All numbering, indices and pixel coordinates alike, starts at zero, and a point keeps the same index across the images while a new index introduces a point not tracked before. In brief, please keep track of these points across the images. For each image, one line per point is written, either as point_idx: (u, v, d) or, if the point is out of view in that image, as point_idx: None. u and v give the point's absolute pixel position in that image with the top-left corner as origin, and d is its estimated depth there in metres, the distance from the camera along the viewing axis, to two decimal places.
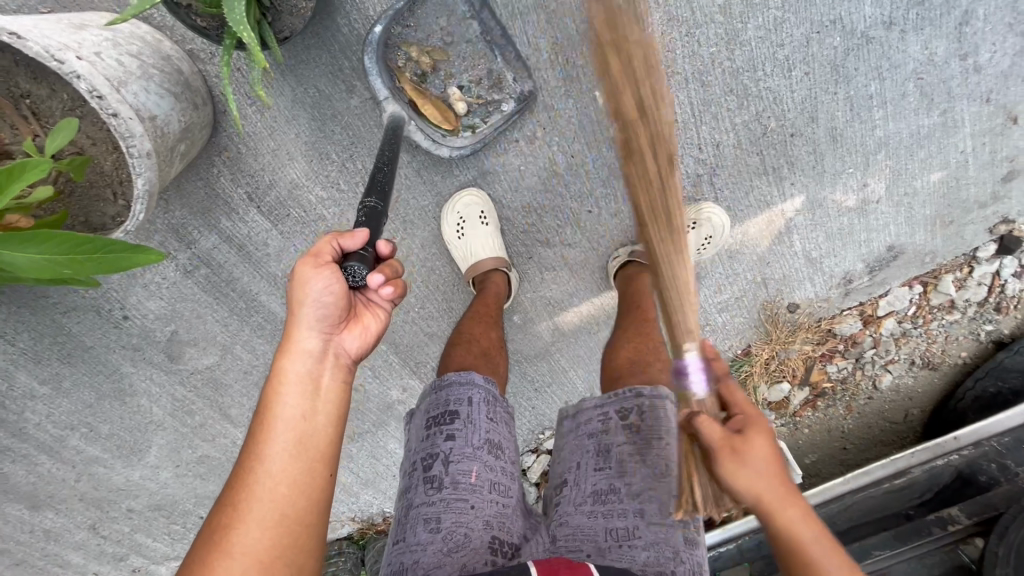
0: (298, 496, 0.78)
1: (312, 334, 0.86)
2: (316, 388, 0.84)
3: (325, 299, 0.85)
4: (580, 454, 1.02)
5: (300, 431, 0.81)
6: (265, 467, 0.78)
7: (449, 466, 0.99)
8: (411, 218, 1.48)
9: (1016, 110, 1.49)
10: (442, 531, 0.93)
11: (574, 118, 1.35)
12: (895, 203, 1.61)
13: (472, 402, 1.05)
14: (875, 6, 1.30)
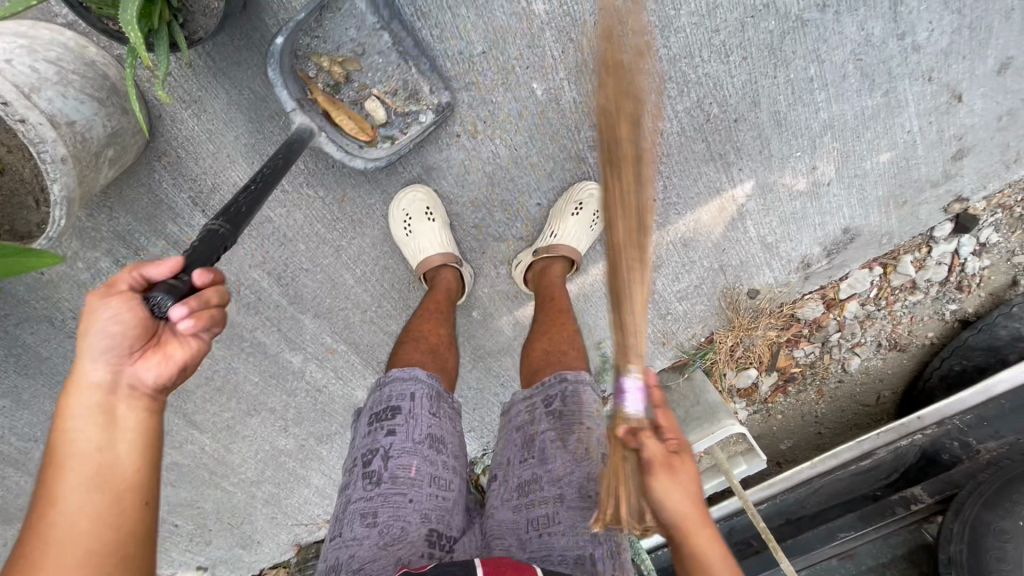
0: (103, 529, 0.70)
1: (97, 365, 0.77)
2: (111, 417, 0.76)
3: (113, 329, 0.77)
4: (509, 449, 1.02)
5: (94, 464, 0.72)
6: (50, 524, 0.68)
7: (389, 461, 0.94)
8: (360, 216, 1.48)
9: (959, 88, 1.49)
10: (378, 527, 0.89)
11: (513, 111, 1.35)
12: (847, 186, 1.62)
13: (415, 397, 1.01)
14: None
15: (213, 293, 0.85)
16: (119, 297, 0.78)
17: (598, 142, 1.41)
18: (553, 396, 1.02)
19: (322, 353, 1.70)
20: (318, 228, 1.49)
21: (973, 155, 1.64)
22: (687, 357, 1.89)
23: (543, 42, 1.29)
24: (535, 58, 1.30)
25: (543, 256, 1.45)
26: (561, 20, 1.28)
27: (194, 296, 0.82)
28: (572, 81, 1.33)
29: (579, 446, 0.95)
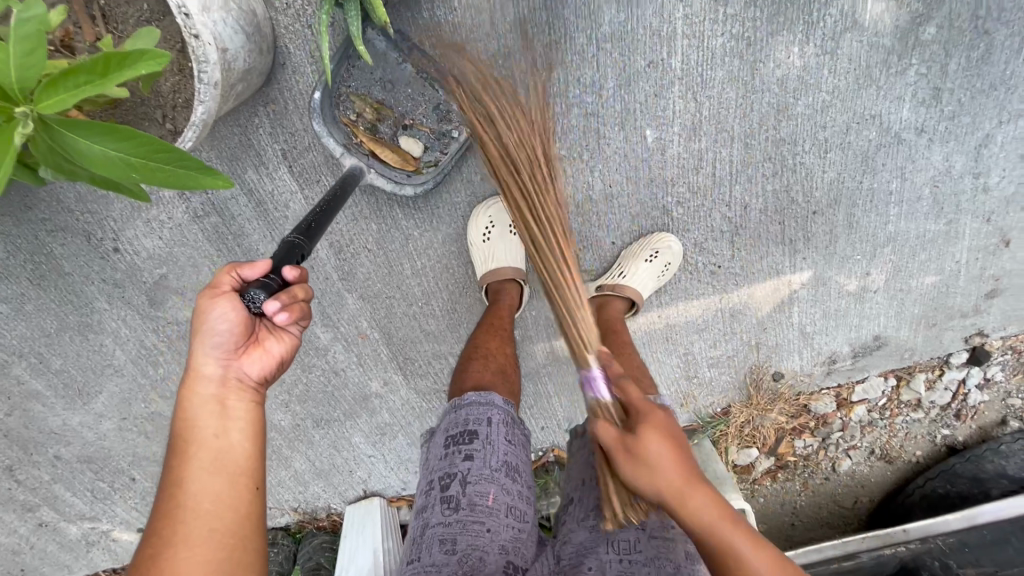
0: (225, 509, 0.78)
1: (210, 362, 0.86)
2: (223, 407, 0.85)
3: (223, 327, 0.85)
4: (587, 474, 1.02)
5: (213, 447, 0.82)
6: (184, 491, 0.78)
7: (467, 487, 0.94)
8: (439, 211, 1.47)
9: (1010, 234, 1.61)
10: (458, 554, 0.89)
11: (619, 150, 1.38)
12: (890, 297, 1.70)
13: (491, 423, 1.01)
14: (912, 111, 1.37)
15: (299, 289, 0.87)
16: (223, 297, 0.84)
17: (686, 200, 1.45)
18: None
19: (352, 336, 1.65)
20: (395, 212, 1.47)
21: (1002, 297, 1.76)
22: (698, 423, 1.87)
23: (667, 94, 1.33)
24: (655, 107, 1.34)
25: (606, 291, 1.47)
26: (690, 78, 1.32)
27: (285, 293, 0.84)
28: (681, 137, 1.37)
29: None
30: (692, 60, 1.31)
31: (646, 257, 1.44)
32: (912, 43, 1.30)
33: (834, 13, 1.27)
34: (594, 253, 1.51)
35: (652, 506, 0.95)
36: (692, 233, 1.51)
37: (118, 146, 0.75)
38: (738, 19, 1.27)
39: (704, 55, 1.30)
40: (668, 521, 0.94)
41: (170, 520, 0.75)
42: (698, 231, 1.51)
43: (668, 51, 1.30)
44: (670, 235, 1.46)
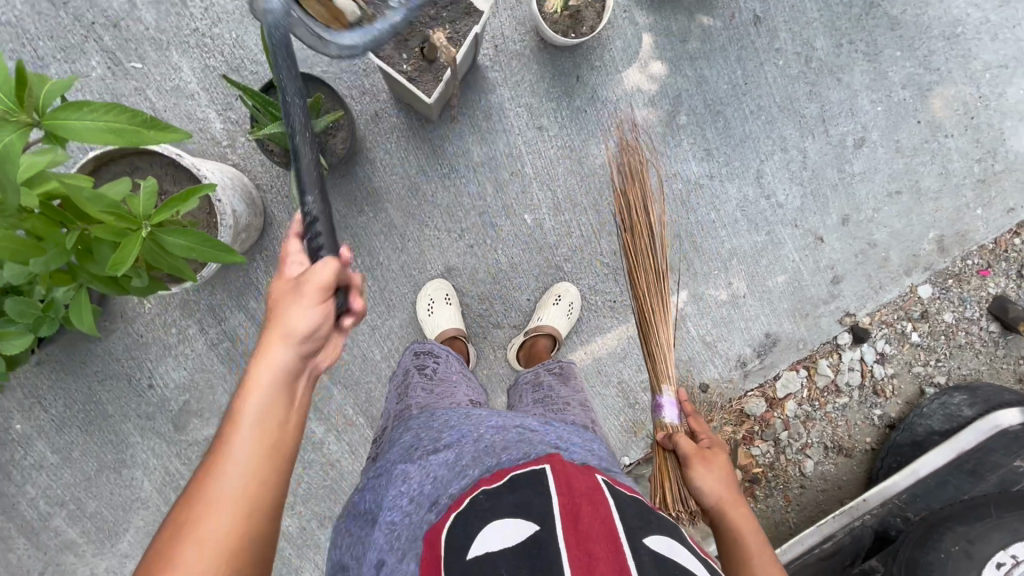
0: (267, 483, 0.84)
1: (288, 354, 0.93)
2: (249, 384, 0.90)
3: (307, 331, 0.95)
4: (520, 391, 1.68)
5: (270, 438, 0.87)
6: (232, 457, 0.84)
7: (438, 368, 1.63)
8: (394, 304, 1.95)
9: (818, 231, 2.16)
10: (434, 393, 1.53)
11: (512, 232, 1.95)
12: (758, 298, 2.17)
13: (446, 353, 1.71)
14: (699, 166, 2.00)
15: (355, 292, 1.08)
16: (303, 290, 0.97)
17: (570, 257, 1.99)
18: (553, 366, 1.71)
19: (342, 425, 1.99)
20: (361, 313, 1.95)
21: (847, 281, 2.24)
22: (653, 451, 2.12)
23: (531, 190, 1.93)
24: (527, 199, 1.93)
25: (531, 334, 1.89)
26: (542, 175, 1.93)
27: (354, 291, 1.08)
28: (552, 214, 1.96)
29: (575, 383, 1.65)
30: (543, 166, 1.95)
31: (553, 301, 1.92)
32: (676, 125, 1.96)
33: (618, 120, 1.92)
34: (515, 310, 1.98)
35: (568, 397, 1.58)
36: (585, 280, 2.01)
37: (186, 241, 1.08)
38: (560, 137, 1.90)
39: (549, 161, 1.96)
40: (586, 404, 1.58)
41: (202, 482, 0.81)
42: (588, 278, 2.01)
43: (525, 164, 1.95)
44: (564, 282, 1.96)
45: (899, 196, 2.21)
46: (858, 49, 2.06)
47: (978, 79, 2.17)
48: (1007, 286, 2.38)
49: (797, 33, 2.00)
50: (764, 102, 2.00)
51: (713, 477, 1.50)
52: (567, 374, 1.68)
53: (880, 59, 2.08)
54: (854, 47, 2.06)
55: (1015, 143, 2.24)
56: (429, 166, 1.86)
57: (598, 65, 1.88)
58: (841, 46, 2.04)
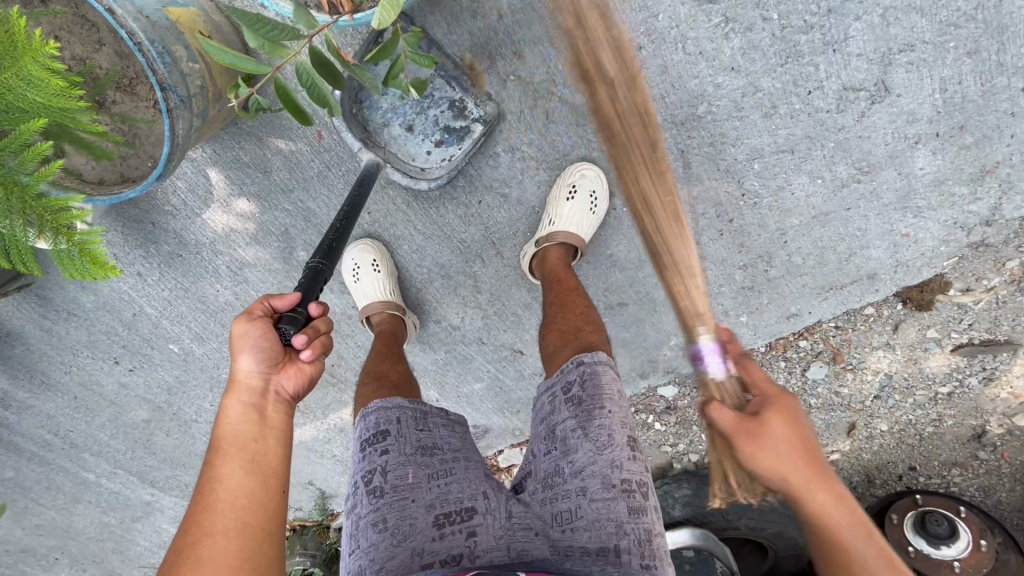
0: (249, 496, 1.02)
1: (251, 373, 1.11)
2: (262, 416, 1.11)
3: (264, 344, 1.11)
4: (542, 455, 1.26)
5: (251, 450, 1.06)
6: (221, 484, 1.01)
7: (571, 410, 1.24)
8: (90, 405, 2.07)
9: (516, 345, 1.80)
10: (389, 528, 1.17)
11: (162, 359, 1.87)
12: (454, 402, 1.95)
13: (400, 420, 1.31)
14: (340, 296, 1.72)
15: (321, 323, 1.18)
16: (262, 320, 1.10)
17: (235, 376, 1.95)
18: (572, 381, 1.27)
19: (103, 476, 2.36)
20: (65, 410, 2.11)
21: None
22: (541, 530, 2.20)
23: (161, 326, 1.78)
24: (162, 334, 1.80)
25: (542, 243, 1.50)
26: (168, 314, 1.74)
27: (308, 325, 1.15)
28: (194, 346, 1.82)
29: (599, 436, 1.19)
30: (160, 303, 1.72)
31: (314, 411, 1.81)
32: (293, 254, 1.58)
33: (223, 263, 1.61)
34: (196, 416, 2.04)
35: (596, 469, 1.18)
36: None
37: None
38: (165, 280, 1.66)
39: (168, 298, 1.71)
40: (611, 482, 1.17)
41: (202, 515, 0.97)
42: None
43: (141, 302, 1.72)
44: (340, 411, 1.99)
45: (624, 309, 1.76)
46: (530, 157, 1.49)
47: (739, 172, 1.46)
48: (784, 383, 1.98)
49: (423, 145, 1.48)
50: (403, 229, 1.60)
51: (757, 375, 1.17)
52: (589, 403, 1.22)
53: (568, 161, 1.48)
54: (523, 154, 1.47)
55: (797, 245, 1.60)
56: (47, 311, 1.76)
57: (170, 207, 1.52)
58: (500, 152, 1.48)
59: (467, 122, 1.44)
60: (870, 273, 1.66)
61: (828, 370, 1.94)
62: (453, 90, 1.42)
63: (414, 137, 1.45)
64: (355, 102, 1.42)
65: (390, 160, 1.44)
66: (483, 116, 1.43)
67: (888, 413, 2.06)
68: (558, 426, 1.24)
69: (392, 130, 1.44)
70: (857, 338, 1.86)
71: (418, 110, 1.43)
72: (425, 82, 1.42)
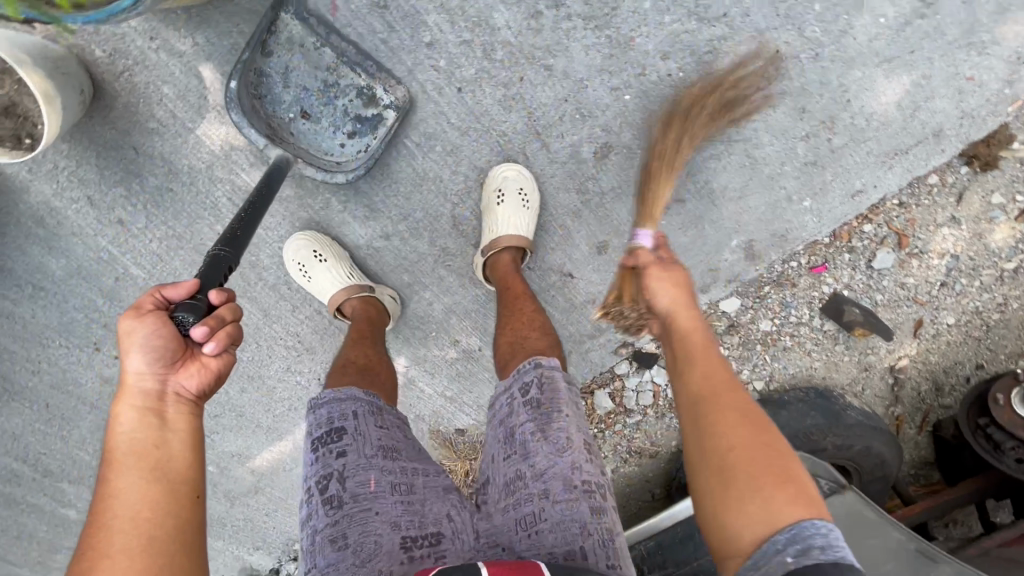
0: (155, 508, 0.86)
1: (146, 375, 0.94)
2: (161, 419, 0.94)
3: (153, 342, 0.93)
4: (492, 449, 1.18)
5: (152, 459, 0.90)
6: (118, 500, 0.86)
7: (529, 418, 1.14)
8: (66, 414, 1.73)
9: (565, 266, 1.63)
10: (351, 546, 1.06)
11: None
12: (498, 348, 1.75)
13: (357, 415, 1.20)
14: (365, 227, 1.49)
15: (225, 311, 0.99)
16: (147, 316, 0.93)
17: (246, 347, 1.68)
18: (530, 386, 1.17)
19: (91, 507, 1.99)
20: (37, 426, 1.76)
21: None
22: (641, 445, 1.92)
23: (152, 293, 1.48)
24: None
25: (490, 253, 1.47)
26: (158, 275, 1.45)
27: (210, 316, 0.97)
28: None
29: (557, 437, 1.10)
30: (147, 264, 1.44)
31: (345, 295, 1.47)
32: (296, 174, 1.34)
33: (223, 193, 1.36)
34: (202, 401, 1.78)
35: (556, 471, 1.08)
36: (275, 365, 1.72)
37: None
38: (153, 225, 1.40)
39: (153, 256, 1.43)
40: (573, 482, 1.07)
41: (101, 532, 0.83)
42: (277, 362, 1.72)
43: (121, 266, 1.44)
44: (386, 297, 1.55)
45: (681, 206, 1.61)
46: (572, 15, 1.31)
47: (800, 16, 1.36)
48: (849, 280, 1.85)
49: (427, 42, 1.33)
50: (433, 127, 1.39)
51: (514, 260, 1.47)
52: (547, 410, 1.14)
53: (616, 22, 1.32)
54: (569, 11, 1.31)
55: (862, 104, 1.49)
56: (6, 289, 1.46)
57: (155, 126, 1.29)
58: (541, 12, 1.31)
59: (378, 109, 1.36)
60: (935, 129, 1.55)
61: (895, 257, 1.82)
62: (361, 77, 1.35)
63: (324, 129, 1.37)
64: (254, 95, 1.31)
65: (302, 156, 1.34)
66: (394, 101, 1.36)
67: (957, 302, 1.93)
68: (517, 428, 1.14)
69: (300, 125, 1.35)
70: (921, 214, 1.76)
71: (325, 100, 1.36)
72: (330, 67, 1.34)
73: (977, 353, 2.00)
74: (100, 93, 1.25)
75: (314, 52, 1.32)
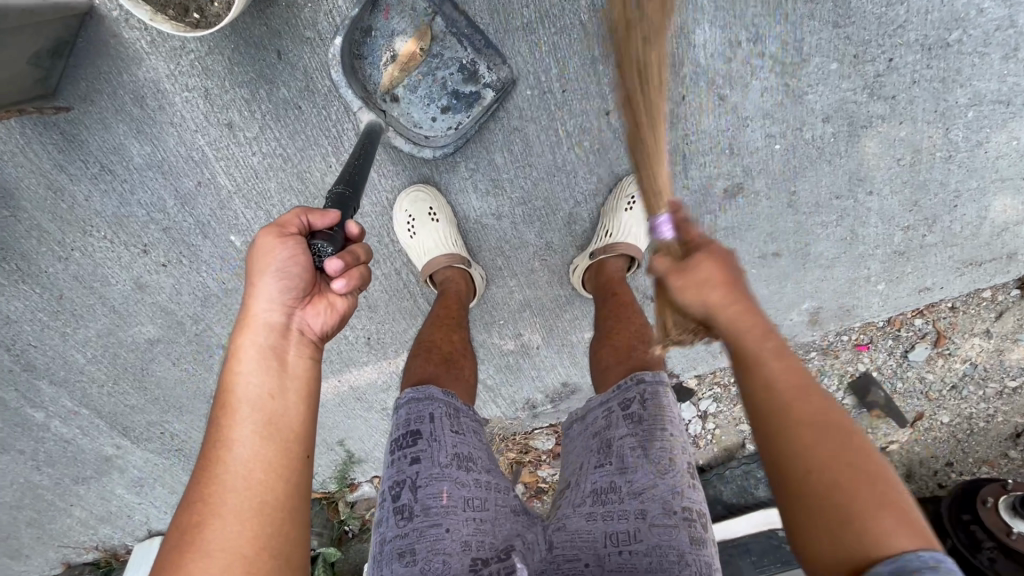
0: (269, 465, 0.76)
1: (272, 306, 0.83)
2: (282, 362, 0.82)
3: (291, 270, 0.84)
4: (584, 456, 1.06)
5: (267, 409, 0.79)
6: (232, 451, 0.75)
7: (629, 426, 1.03)
8: (79, 310, 1.53)
9: (650, 289, 1.66)
10: (419, 564, 0.88)
11: (217, 255, 1.42)
12: (555, 351, 1.71)
13: (434, 419, 1.01)
14: (481, 200, 1.44)
15: (359, 249, 0.90)
16: (290, 239, 0.84)
17: None
18: (632, 398, 1.05)
19: (65, 413, 1.78)
20: (39, 316, 1.55)
21: (676, 343, 1.80)
22: None
23: (233, 207, 1.33)
24: (230, 217, 1.35)
25: (599, 255, 1.42)
26: (247, 190, 1.32)
27: (346, 251, 0.88)
28: None
29: (661, 456, 0.97)
30: (240, 177, 1.30)
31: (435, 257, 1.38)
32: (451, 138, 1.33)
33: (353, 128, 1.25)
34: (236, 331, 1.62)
35: (655, 491, 0.95)
36: None
37: None
38: (265, 139, 1.26)
39: (249, 171, 1.29)
40: (671, 506, 0.94)
41: (212, 485, 0.73)
42: None
43: (211, 172, 1.29)
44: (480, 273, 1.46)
45: (775, 259, 1.63)
46: (767, 55, 1.31)
47: (954, 117, 1.40)
48: (884, 365, 1.95)
49: None
50: (589, 122, 1.33)
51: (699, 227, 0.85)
52: (649, 422, 1.01)
53: (801, 72, 1.33)
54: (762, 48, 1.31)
55: (964, 212, 1.58)
56: (67, 162, 1.27)
57: (309, 36, 1.17)
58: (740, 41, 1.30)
59: (477, 87, 1.30)
60: (1011, 252, 1.66)
61: (928, 353, 1.92)
62: (465, 51, 1.29)
63: (419, 101, 1.32)
64: (356, 52, 1.26)
65: (392, 125, 1.31)
66: (494, 82, 1.29)
67: None
68: (615, 439, 1.02)
69: (395, 92, 1.31)
70: (964, 321, 1.89)
71: (425, 71, 1.31)
72: (437, 37, 1.27)
73: (951, 451, 2.00)
74: None
75: (420, 18, 1.25)
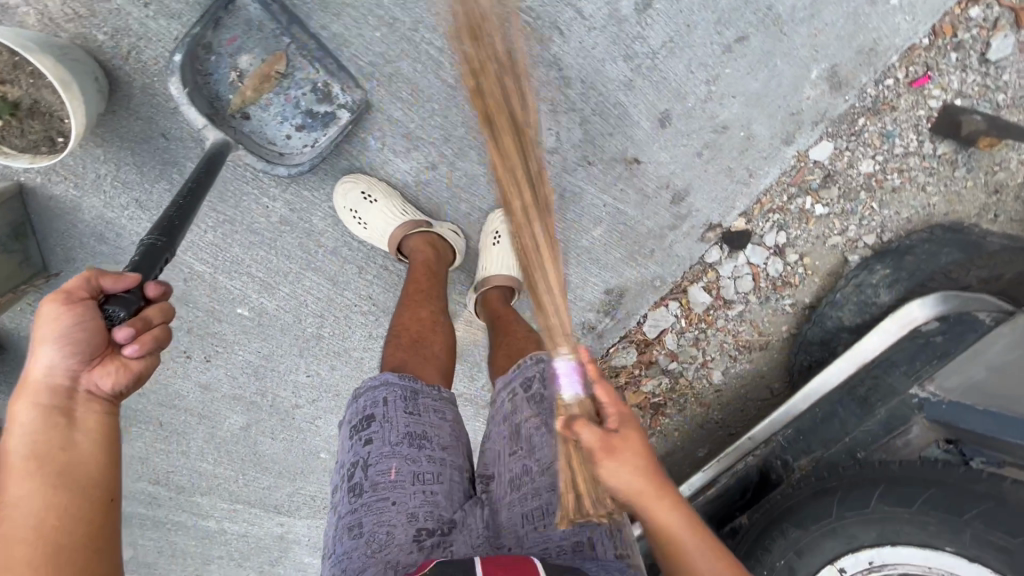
0: (58, 518, 0.84)
1: (54, 369, 0.89)
2: (69, 419, 0.90)
3: (76, 334, 0.88)
4: (498, 440, 1.13)
5: (57, 466, 0.87)
6: (25, 508, 0.83)
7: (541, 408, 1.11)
8: (180, 425, 1.80)
9: (629, 152, 1.52)
10: (365, 535, 0.99)
11: (238, 330, 1.60)
12: (578, 267, 1.68)
13: (387, 402, 1.08)
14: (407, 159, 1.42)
15: (154, 312, 0.93)
16: (77, 305, 0.88)
17: (322, 324, 1.63)
18: (533, 379, 1.14)
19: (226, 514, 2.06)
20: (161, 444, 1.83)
21: (696, 191, 1.61)
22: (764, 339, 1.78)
23: None
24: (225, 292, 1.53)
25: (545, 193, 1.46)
26: (220, 265, 1.49)
27: (138, 317, 0.91)
28: (263, 294, 1.54)
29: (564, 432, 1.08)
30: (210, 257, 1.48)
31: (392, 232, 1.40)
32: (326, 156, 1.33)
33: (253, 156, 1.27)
34: (298, 388, 1.75)
35: None
36: (356, 336, 1.66)
37: None
38: None
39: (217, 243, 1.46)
40: None
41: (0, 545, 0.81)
42: (357, 334, 1.65)
43: None
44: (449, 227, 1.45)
45: (745, 44, 1.44)
46: None
47: None
48: (962, 85, 1.57)
49: None
50: None
51: (601, 384, 0.92)
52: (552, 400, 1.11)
53: None
54: None
55: None
56: None
57: (175, 105, 1.23)
58: None
59: (332, 107, 1.32)
60: None
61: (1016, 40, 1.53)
62: (319, 73, 1.29)
63: (272, 117, 1.31)
64: (196, 69, 1.22)
65: (242, 141, 1.28)
66: (350, 103, 1.32)
67: None
68: (523, 424, 1.11)
69: (244, 109, 1.28)
70: None
71: (277, 89, 1.29)
72: (289, 57, 1.27)
73: None
74: (114, 81, 1.19)
75: (273, 41, 1.25)
